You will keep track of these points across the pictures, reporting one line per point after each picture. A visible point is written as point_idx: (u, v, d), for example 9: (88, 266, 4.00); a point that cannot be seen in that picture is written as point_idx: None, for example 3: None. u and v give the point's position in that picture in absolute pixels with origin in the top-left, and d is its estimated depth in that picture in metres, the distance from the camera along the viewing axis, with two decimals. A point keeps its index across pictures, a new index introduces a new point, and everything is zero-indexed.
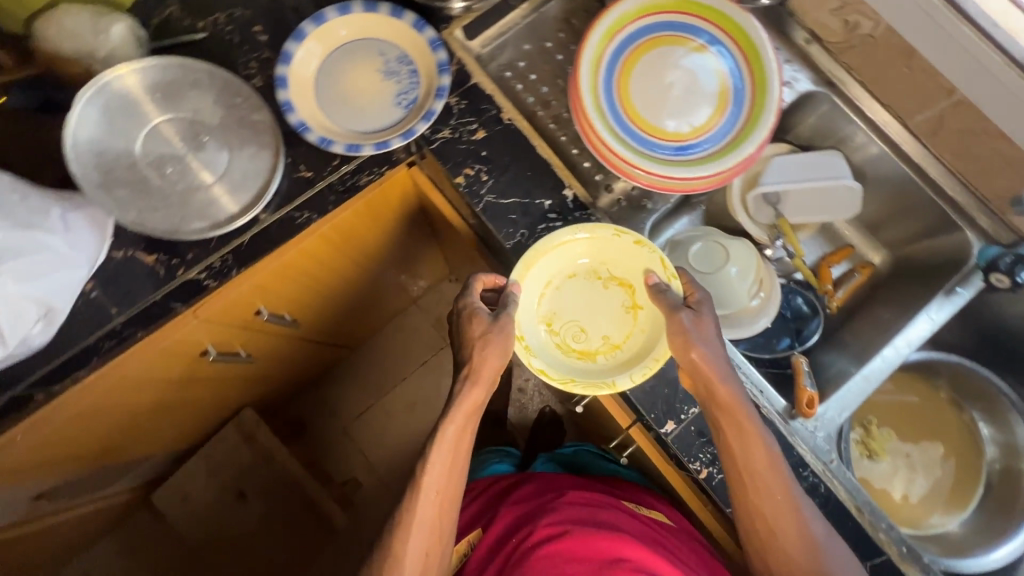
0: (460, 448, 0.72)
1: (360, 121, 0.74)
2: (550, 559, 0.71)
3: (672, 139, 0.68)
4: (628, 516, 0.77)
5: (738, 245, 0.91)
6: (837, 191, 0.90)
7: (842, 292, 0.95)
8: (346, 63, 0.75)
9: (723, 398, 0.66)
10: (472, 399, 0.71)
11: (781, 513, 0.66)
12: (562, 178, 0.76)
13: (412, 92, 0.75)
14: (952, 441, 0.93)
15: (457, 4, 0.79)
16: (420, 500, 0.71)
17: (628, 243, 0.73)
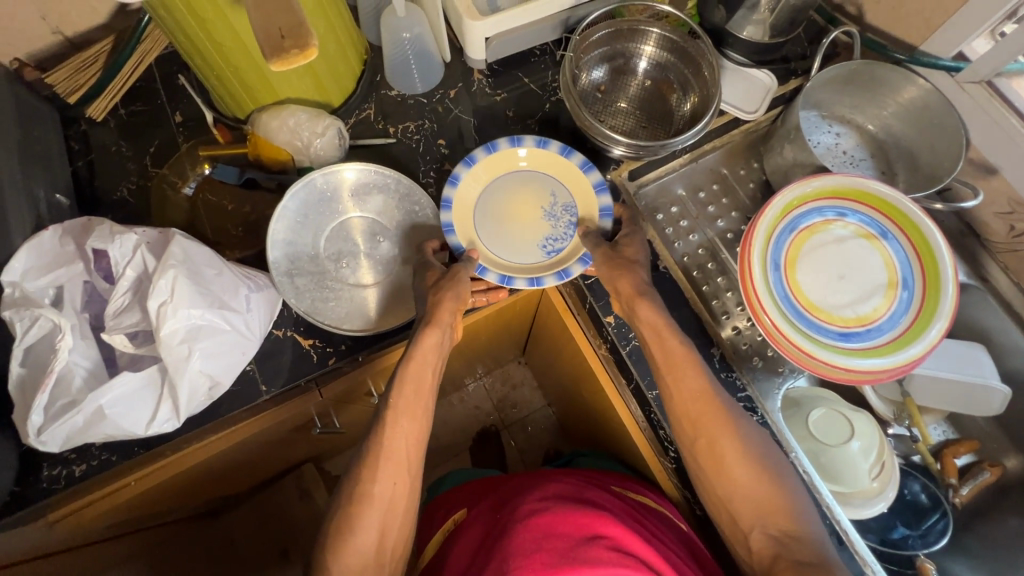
0: (422, 394, 0.66)
1: (502, 244, 0.75)
2: (525, 534, 0.60)
3: (837, 323, 0.71)
4: (612, 498, 0.68)
5: (861, 418, 0.87)
6: (979, 394, 0.84)
7: (967, 489, 0.88)
8: (517, 186, 0.78)
9: (691, 383, 0.67)
10: (428, 339, 0.66)
11: (711, 421, 0.65)
12: (713, 337, 0.76)
13: (560, 243, 0.75)
14: None
15: (616, 150, 0.78)
16: (395, 432, 0.64)
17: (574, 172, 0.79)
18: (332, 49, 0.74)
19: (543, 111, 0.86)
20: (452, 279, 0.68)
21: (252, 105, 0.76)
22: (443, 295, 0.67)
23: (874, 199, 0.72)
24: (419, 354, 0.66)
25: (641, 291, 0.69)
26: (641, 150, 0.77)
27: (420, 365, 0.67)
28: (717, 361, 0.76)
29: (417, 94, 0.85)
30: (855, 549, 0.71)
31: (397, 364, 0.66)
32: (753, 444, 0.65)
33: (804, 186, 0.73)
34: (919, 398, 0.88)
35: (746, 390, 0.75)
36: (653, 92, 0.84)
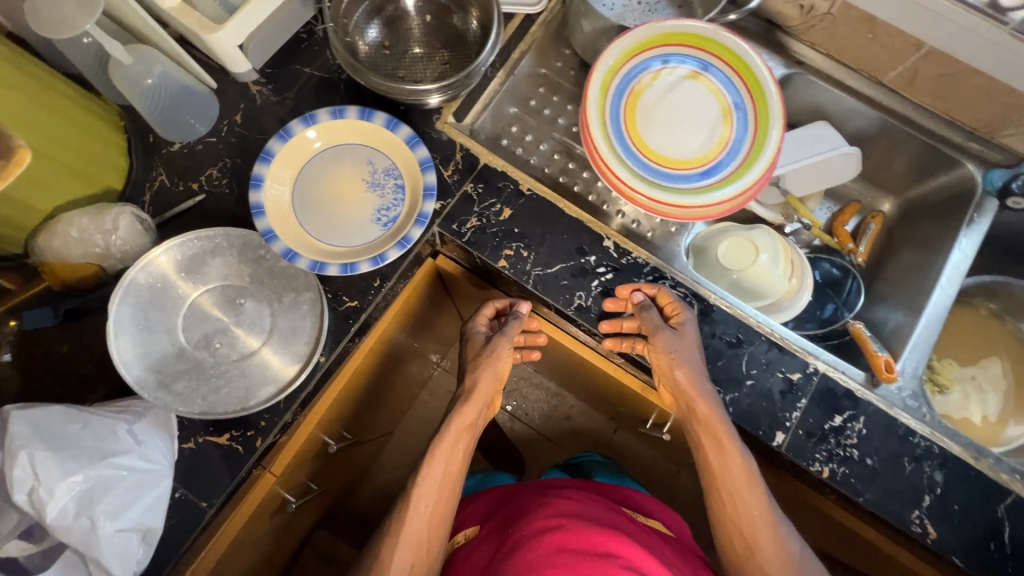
0: (452, 467, 0.79)
1: (336, 232, 0.69)
2: (539, 549, 0.66)
3: (705, 159, 0.71)
4: (627, 523, 0.75)
5: (759, 232, 0.94)
6: (835, 161, 0.92)
7: (864, 246, 0.98)
8: (332, 167, 0.71)
9: (704, 413, 0.68)
10: (464, 414, 0.82)
11: (759, 532, 0.68)
12: (598, 231, 0.74)
13: (392, 210, 0.70)
14: (1006, 352, 0.97)
15: (432, 99, 0.75)
16: (415, 510, 0.76)
17: (372, 130, 0.71)
18: (68, 131, 0.63)
19: (341, 92, 0.79)
20: (490, 353, 0.83)
21: (21, 234, 0.65)
22: (485, 364, 0.82)
23: (670, 38, 0.73)
24: (464, 426, 0.81)
25: (696, 390, 0.68)
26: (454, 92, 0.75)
27: (456, 439, 0.81)
28: (614, 247, 0.74)
29: (202, 136, 0.76)
30: (793, 348, 0.71)
31: (434, 437, 0.80)
32: (794, 559, 0.68)
33: (603, 63, 0.72)
34: (797, 190, 0.96)
35: (651, 264, 0.74)
36: (437, 25, 0.79)
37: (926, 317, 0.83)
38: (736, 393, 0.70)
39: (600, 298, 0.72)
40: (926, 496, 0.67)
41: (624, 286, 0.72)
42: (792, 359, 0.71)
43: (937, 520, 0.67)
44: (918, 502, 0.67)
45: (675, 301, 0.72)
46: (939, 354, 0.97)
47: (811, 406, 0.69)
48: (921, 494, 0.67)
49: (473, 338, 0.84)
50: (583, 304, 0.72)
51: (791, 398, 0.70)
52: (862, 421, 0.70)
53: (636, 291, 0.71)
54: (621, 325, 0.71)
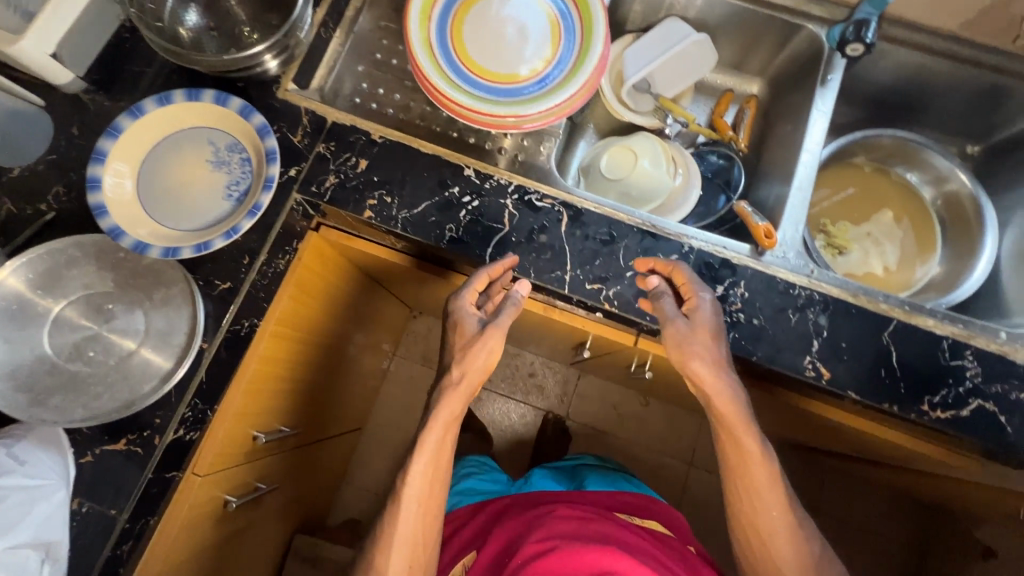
0: (440, 457, 0.69)
1: (187, 216, 0.69)
2: (537, 575, 0.68)
3: (538, 70, 0.72)
4: (623, 530, 0.78)
5: (637, 139, 0.95)
6: (690, 50, 0.96)
7: (743, 133, 1.00)
8: (172, 153, 0.71)
9: (721, 407, 0.64)
10: (452, 403, 0.67)
11: (778, 536, 0.67)
12: (456, 162, 0.75)
13: (242, 184, 0.71)
14: (894, 201, 1.00)
15: (268, 62, 0.75)
16: (404, 513, 0.69)
17: (205, 109, 0.70)
18: None
19: (175, 83, 0.77)
20: (479, 337, 0.67)
21: None
22: (471, 354, 0.66)
23: None
24: (451, 417, 0.68)
25: (708, 381, 0.63)
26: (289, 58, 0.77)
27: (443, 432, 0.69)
28: (475, 175, 0.74)
29: (41, 156, 0.74)
30: (665, 233, 0.73)
31: (421, 419, 0.69)
32: (813, 562, 0.67)
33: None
34: (667, 90, 0.98)
35: (514, 183, 0.75)
36: None
37: (798, 180, 0.85)
38: (619, 285, 0.71)
39: (470, 226, 0.73)
40: (815, 341, 0.70)
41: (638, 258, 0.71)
42: (665, 242, 0.73)
43: (828, 360, 0.70)
44: (807, 349, 0.70)
45: (543, 213, 0.73)
46: (833, 219, 1.01)
47: None
48: (809, 339, 0.70)
49: (461, 322, 0.68)
50: (455, 234, 0.72)
51: None
52: (743, 285, 0.72)
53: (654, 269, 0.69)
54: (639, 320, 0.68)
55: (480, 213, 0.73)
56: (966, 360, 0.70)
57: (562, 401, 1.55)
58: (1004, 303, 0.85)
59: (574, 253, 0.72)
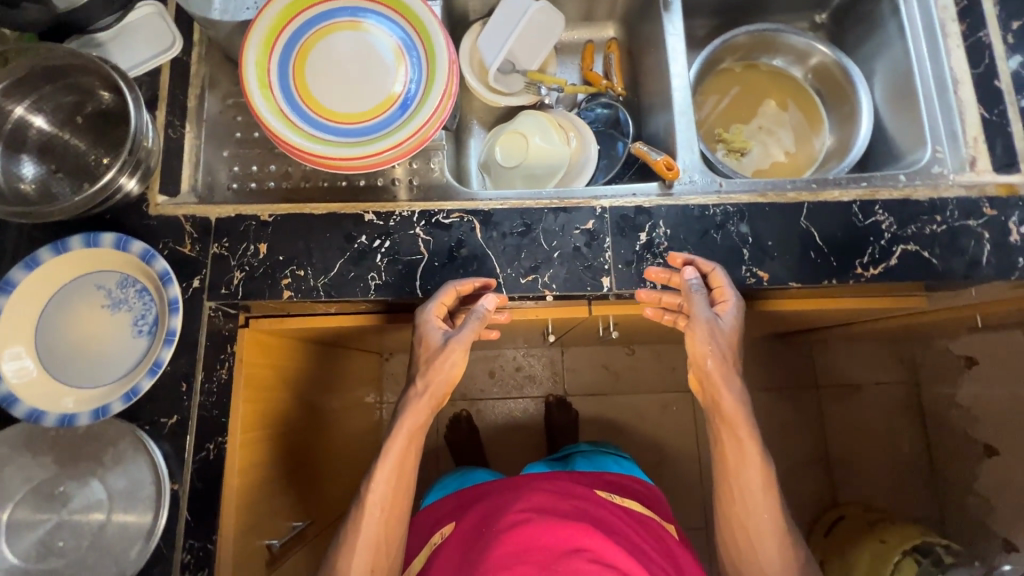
0: (405, 472, 0.68)
1: (104, 368, 0.67)
2: (507, 541, 0.72)
3: (400, 93, 0.71)
4: (604, 511, 0.83)
5: (521, 120, 0.97)
6: (536, 20, 0.95)
7: (616, 76, 1.02)
8: (61, 313, 0.67)
9: (728, 411, 0.66)
10: (417, 413, 0.68)
11: (765, 537, 0.66)
12: (354, 211, 0.73)
13: (147, 314, 0.68)
14: (770, 89, 1.05)
15: (125, 182, 0.70)
16: (366, 519, 0.67)
17: (79, 256, 0.68)
18: None
19: (38, 240, 0.72)
20: (441, 344, 0.67)
21: None
22: (434, 364, 0.67)
23: (294, 7, 0.71)
24: (415, 429, 0.69)
25: (721, 383, 0.65)
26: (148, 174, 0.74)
27: (408, 443, 0.69)
28: (376, 217, 0.73)
29: None
30: (576, 203, 0.74)
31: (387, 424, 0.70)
32: (796, 558, 0.67)
33: (250, 70, 0.69)
34: (530, 64, 0.98)
35: (417, 210, 0.74)
36: (86, 123, 0.74)
37: (678, 105, 0.88)
38: (552, 268, 0.72)
39: (391, 267, 0.72)
40: (745, 250, 0.73)
41: (674, 254, 0.70)
42: (578, 211, 0.74)
43: (761, 263, 0.73)
44: (741, 260, 0.72)
45: (455, 228, 0.73)
46: (726, 125, 1.04)
47: (617, 239, 0.73)
48: (739, 250, 0.73)
49: (424, 336, 0.68)
50: (380, 280, 0.72)
51: (598, 243, 0.73)
52: (664, 224, 0.74)
53: (690, 264, 0.69)
54: (662, 315, 0.71)
55: (395, 251, 0.72)
56: (879, 214, 0.74)
57: (555, 381, 1.57)
58: (894, 147, 0.91)
59: (498, 254, 0.72)
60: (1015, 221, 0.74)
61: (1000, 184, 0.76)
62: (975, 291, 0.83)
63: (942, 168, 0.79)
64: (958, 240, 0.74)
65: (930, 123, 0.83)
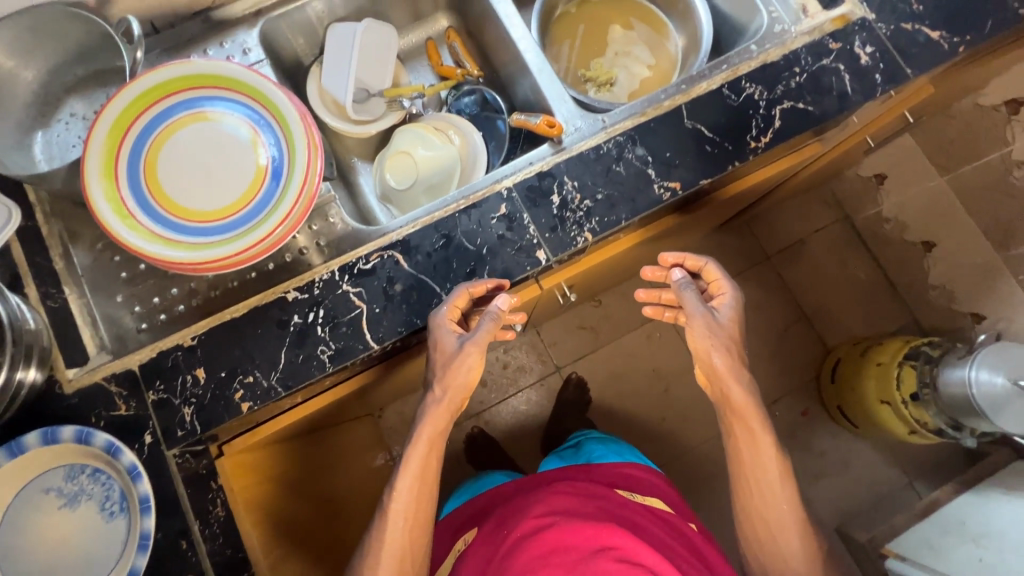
0: (426, 476, 0.72)
1: (92, 566, 0.62)
2: (533, 547, 0.76)
3: (267, 159, 0.69)
4: (625, 510, 0.88)
5: (398, 139, 0.96)
6: (367, 39, 0.94)
7: (467, 61, 1.02)
8: (20, 533, 0.61)
9: (739, 404, 0.79)
10: (436, 420, 0.72)
11: (787, 530, 0.79)
12: (275, 296, 0.71)
13: (112, 493, 0.63)
14: (609, 15, 1.08)
15: (24, 374, 0.65)
16: (391, 525, 0.71)
17: (11, 468, 0.61)
18: None
19: None
20: (448, 340, 0.68)
21: None
22: (450, 368, 0.69)
23: (120, 124, 0.66)
24: (434, 433, 0.72)
25: (731, 378, 0.78)
26: (47, 354, 0.68)
27: (427, 450, 0.72)
28: (298, 292, 0.71)
29: None
30: (480, 195, 0.74)
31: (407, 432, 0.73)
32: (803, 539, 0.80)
33: (110, 220, 0.63)
34: (382, 82, 0.97)
35: (335, 266, 0.72)
36: None
37: (534, 65, 0.89)
38: (486, 264, 0.72)
39: (335, 333, 0.70)
40: (649, 169, 0.75)
41: (669, 256, 0.86)
42: (486, 202, 0.74)
43: (668, 175, 0.75)
44: (649, 180, 0.75)
45: (378, 268, 0.71)
46: (586, 63, 1.06)
47: (533, 211, 0.73)
48: (644, 172, 0.75)
49: (439, 342, 0.68)
50: (331, 349, 0.69)
51: (518, 222, 0.73)
52: (569, 178, 0.75)
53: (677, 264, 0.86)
54: (663, 313, 0.87)
55: (332, 316, 0.70)
56: (748, 88, 0.78)
57: None
58: (736, 22, 0.95)
59: (432, 275, 0.72)
60: (858, 45, 0.80)
61: (835, 19, 0.81)
62: (854, 118, 0.89)
63: (782, 26, 0.83)
64: (821, 81, 0.78)
65: None
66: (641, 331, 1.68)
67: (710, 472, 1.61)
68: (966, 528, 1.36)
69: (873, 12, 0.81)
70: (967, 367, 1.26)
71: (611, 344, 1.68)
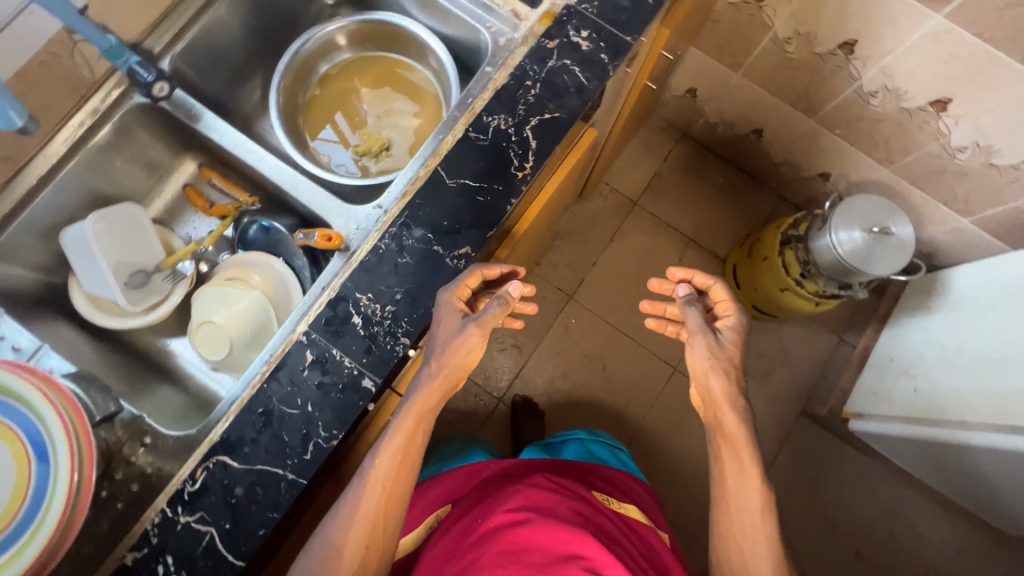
0: (408, 462, 0.67)
1: None
2: (506, 539, 0.71)
3: (12, 428, 0.60)
4: (595, 511, 0.81)
5: (198, 308, 0.88)
6: (107, 229, 0.85)
7: (233, 191, 0.95)
8: None
9: (732, 429, 0.77)
10: (428, 396, 0.68)
11: (758, 551, 0.73)
12: (111, 570, 0.63)
13: None
14: (355, 78, 1.03)
15: None
16: (363, 498, 0.65)
17: None
18: None
19: None
20: (450, 322, 0.68)
21: None
22: (450, 348, 0.67)
23: None
24: (426, 410, 0.68)
25: (725, 399, 0.77)
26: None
27: (414, 429, 0.67)
28: (136, 551, 0.63)
29: None
30: (283, 352, 0.69)
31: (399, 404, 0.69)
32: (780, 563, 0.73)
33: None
34: (153, 256, 0.90)
35: (164, 502, 0.64)
36: None
37: (291, 183, 0.85)
38: (318, 420, 0.67)
39: (194, 571, 0.63)
40: (435, 245, 0.72)
41: (676, 271, 0.88)
42: (291, 357, 0.68)
43: (455, 242, 0.72)
44: (439, 257, 0.71)
45: (210, 481, 0.65)
46: (354, 138, 1.02)
47: (341, 343, 0.69)
48: (431, 250, 0.72)
49: (443, 319, 0.67)
50: None
51: (332, 362, 0.68)
52: (362, 293, 0.70)
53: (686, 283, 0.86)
54: (664, 326, 0.89)
55: (182, 558, 0.63)
56: (492, 121, 0.76)
57: None
58: (467, 44, 0.93)
59: (267, 460, 0.66)
60: (574, 33, 0.79)
61: (541, 17, 0.81)
62: (613, 90, 0.89)
63: (504, 36, 0.85)
64: (556, 83, 0.77)
65: (465, 12, 0.88)
66: (555, 327, 1.69)
67: (674, 421, 1.65)
68: (896, 362, 1.46)
69: None
70: (828, 235, 1.32)
71: (539, 350, 1.69)
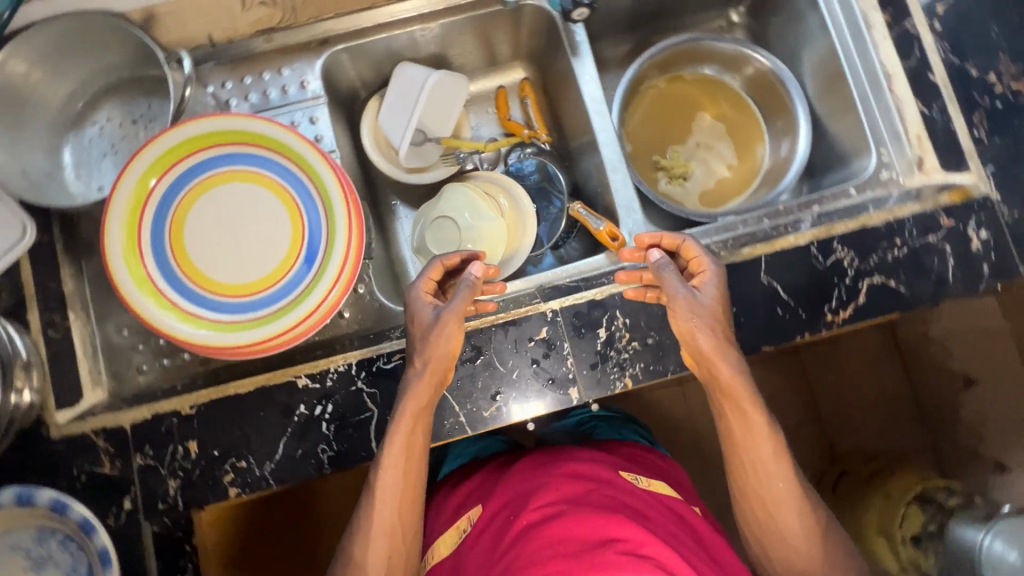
0: (412, 453, 0.62)
1: None
2: (537, 541, 0.56)
3: (302, 219, 0.65)
4: (631, 491, 0.64)
5: (445, 196, 0.87)
6: (437, 87, 0.85)
7: (536, 121, 0.94)
8: None
9: (727, 382, 0.63)
10: (418, 395, 0.61)
11: (784, 508, 0.65)
12: (282, 381, 0.66)
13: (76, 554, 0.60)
14: (704, 98, 0.98)
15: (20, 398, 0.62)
16: (377, 503, 0.63)
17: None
18: None
19: None
20: (419, 314, 0.65)
21: None
22: (428, 340, 0.62)
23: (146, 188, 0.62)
24: (419, 409, 0.61)
25: (717, 354, 0.62)
26: (40, 388, 0.65)
27: (415, 424, 0.62)
28: (310, 381, 0.66)
29: None
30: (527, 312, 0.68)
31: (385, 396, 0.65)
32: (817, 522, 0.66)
33: (158, 317, 0.61)
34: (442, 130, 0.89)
35: (356, 359, 0.66)
36: None
37: (609, 160, 0.82)
38: (515, 389, 0.67)
39: (339, 430, 0.65)
40: None
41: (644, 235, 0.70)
42: (530, 322, 0.68)
43: None
44: None
45: (399, 372, 0.66)
46: (663, 148, 0.98)
47: (576, 343, 0.67)
48: None
49: (417, 312, 0.65)
50: (332, 450, 0.65)
51: (557, 352, 0.67)
52: (621, 315, 0.68)
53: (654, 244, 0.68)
54: (646, 293, 0.67)
55: (339, 414, 0.65)
56: (839, 252, 0.70)
57: None
58: (838, 150, 0.86)
59: (452, 391, 0.66)
60: (973, 227, 0.71)
61: (954, 189, 0.72)
62: None
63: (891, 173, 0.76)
64: (921, 260, 0.70)
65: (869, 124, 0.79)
66: None
67: None
68: None
69: (998, 192, 0.72)
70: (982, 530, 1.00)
71: None
